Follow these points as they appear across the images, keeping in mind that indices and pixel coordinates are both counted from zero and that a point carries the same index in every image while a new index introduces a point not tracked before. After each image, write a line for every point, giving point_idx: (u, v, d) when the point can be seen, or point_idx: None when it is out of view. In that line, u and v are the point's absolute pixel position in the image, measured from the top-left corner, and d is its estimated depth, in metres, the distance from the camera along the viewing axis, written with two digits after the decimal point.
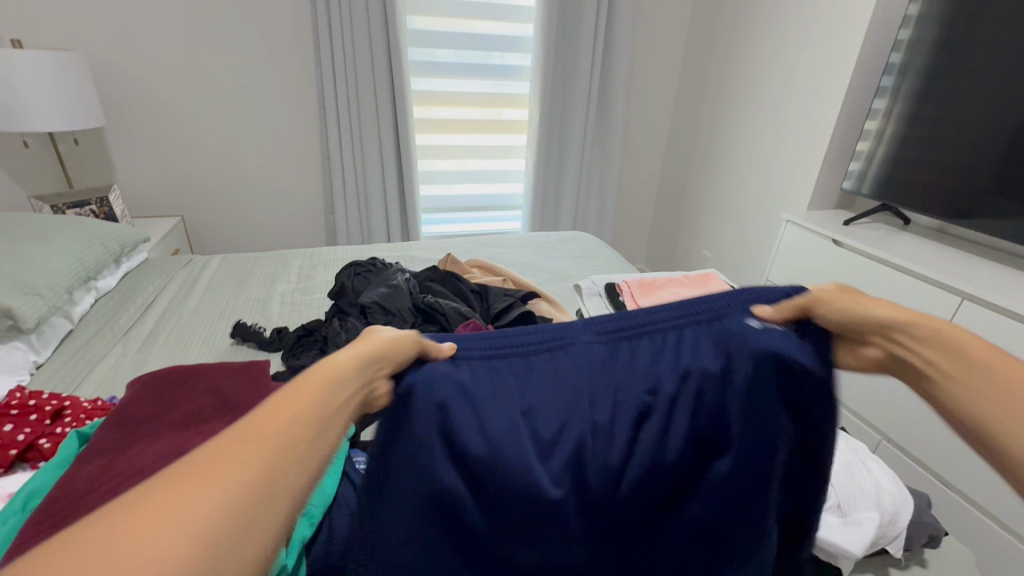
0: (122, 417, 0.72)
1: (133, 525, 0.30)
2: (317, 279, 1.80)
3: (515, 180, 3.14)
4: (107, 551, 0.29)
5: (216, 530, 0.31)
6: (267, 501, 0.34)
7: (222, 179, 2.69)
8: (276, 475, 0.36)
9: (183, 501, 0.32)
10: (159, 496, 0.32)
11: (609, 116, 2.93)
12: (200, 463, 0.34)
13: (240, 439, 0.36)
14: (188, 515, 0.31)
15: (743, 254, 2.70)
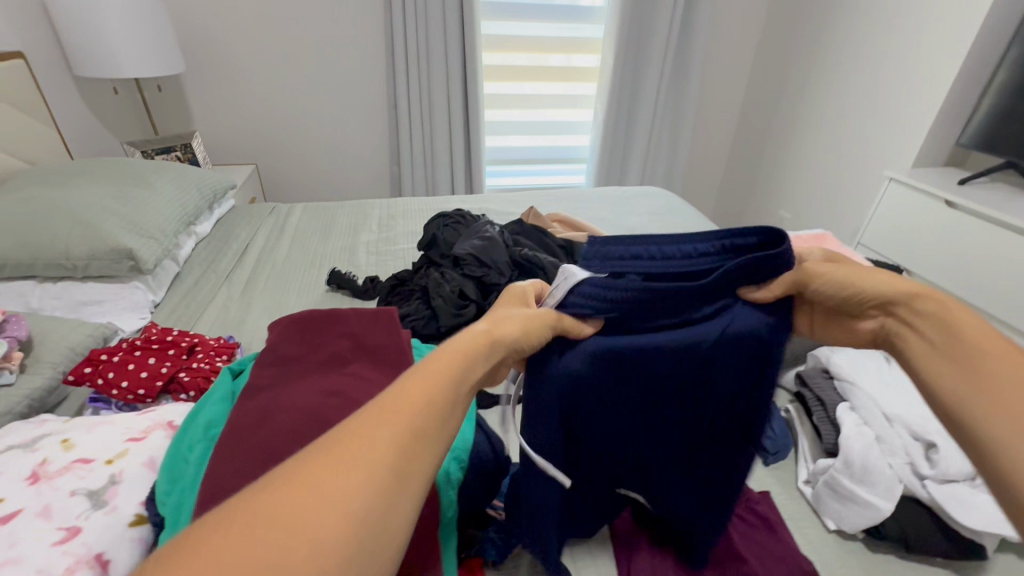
0: (269, 353, 0.76)
1: (302, 498, 0.33)
2: (399, 229, 1.81)
3: (582, 132, 3.01)
4: (259, 527, 0.32)
5: (360, 509, 0.34)
6: (418, 475, 0.39)
7: (292, 128, 2.71)
8: (411, 451, 0.39)
9: (344, 477, 0.35)
10: (317, 466, 0.35)
11: (688, 62, 2.73)
12: (352, 431, 0.38)
13: (368, 428, 0.38)
14: (356, 485, 0.35)
15: (829, 214, 2.53)
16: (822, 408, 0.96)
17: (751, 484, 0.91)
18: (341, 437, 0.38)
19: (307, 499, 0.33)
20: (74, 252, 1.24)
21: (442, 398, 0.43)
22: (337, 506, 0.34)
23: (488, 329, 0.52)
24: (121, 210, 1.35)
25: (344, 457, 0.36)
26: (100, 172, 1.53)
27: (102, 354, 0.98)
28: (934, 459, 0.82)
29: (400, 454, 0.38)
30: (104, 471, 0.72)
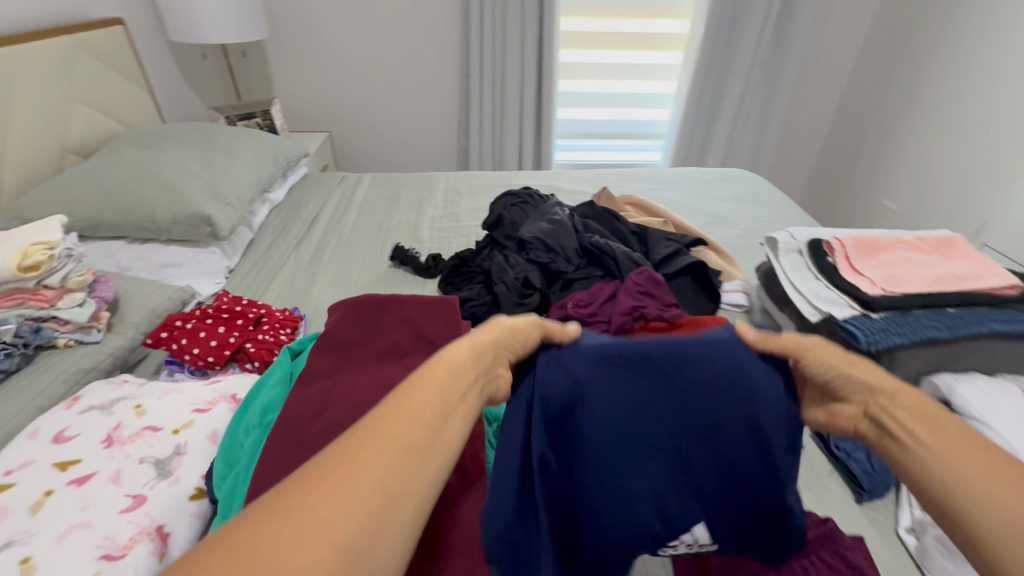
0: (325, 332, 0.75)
1: (289, 535, 0.35)
2: (463, 206, 1.76)
3: (662, 106, 2.79)
4: (278, 523, 0.36)
5: (366, 507, 0.38)
6: (405, 504, 0.40)
7: (365, 96, 2.71)
8: (414, 461, 0.43)
9: (330, 511, 0.37)
10: (293, 498, 0.37)
11: (791, 29, 2.43)
12: (335, 465, 0.40)
13: (378, 433, 0.43)
14: (343, 524, 0.37)
15: (946, 209, 2.20)
16: None
17: (841, 526, 0.79)
18: (323, 471, 0.40)
19: (321, 493, 0.38)
20: (159, 215, 1.29)
21: (413, 424, 0.44)
22: (347, 502, 0.38)
23: (468, 349, 0.53)
24: (202, 176, 1.40)
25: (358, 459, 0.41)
26: (185, 136, 1.59)
27: (178, 319, 1.01)
28: None
29: (380, 493, 0.39)
30: (170, 440, 0.73)
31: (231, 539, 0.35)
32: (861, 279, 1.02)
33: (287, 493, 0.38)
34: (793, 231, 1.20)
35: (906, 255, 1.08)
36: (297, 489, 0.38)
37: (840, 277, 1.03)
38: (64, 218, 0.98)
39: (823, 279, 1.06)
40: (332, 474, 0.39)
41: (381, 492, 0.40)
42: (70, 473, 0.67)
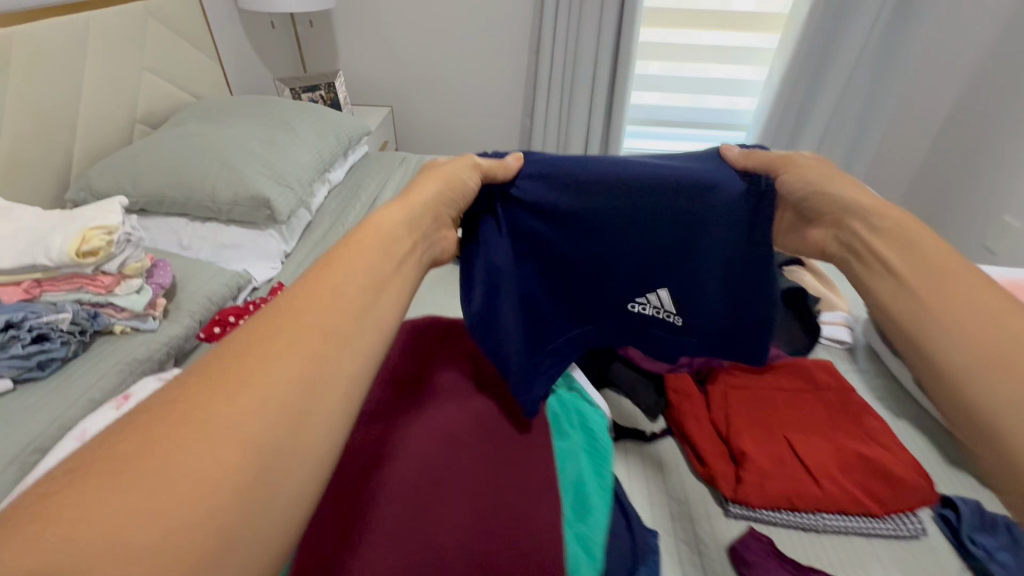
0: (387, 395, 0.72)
1: (190, 442, 0.36)
2: None
3: (749, 95, 2.53)
4: (180, 404, 0.38)
5: (269, 402, 0.40)
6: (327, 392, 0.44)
7: (430, 72, 2.61)
8: (333, 351, 0.46)
9: (242, 411, 0.39)
10: (198, 398, 0.39)
11: (915, 12, 2.10)
12: (236, 376, 0.41)
13: (296, 319, 0.47)
14: (253, 418, 0.39)
15: None
16: None
17: None
18: (222, 374, 0.41)
19: (234, 375, 0.41)
20: (220, 195, 1.26)
21: (336, 321, 0.48)
22: (270, 376, 0.42)
23: (399, 219, 0.62)
24: (264, 155, 1.35)
25: (265, 350, 0.43)
26: (251, 112, 1.55)
27: (232, 314, 0.97)
28: None
29: (282, 395, 0.41)
30: None
31: (136, 450, 0.35)
32: None
33: (205, 386, 0.40)
34: None
35: None
36: (202, 391, 0.39)
37: None
38: (125, 200, 0.95)
39: None
40: (249, 354, 0.43)
41: (294, 388, 0.42)
42: None
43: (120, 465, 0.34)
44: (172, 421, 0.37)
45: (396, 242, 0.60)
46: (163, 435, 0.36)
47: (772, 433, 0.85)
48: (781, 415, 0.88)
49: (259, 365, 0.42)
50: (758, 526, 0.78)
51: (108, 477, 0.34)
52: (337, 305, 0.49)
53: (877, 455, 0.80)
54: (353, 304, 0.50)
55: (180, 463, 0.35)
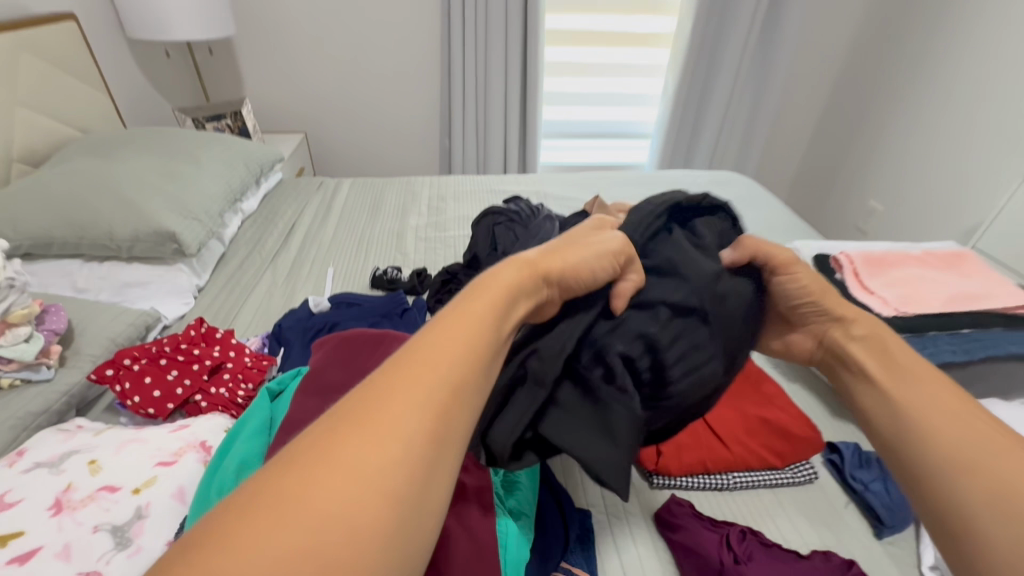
0: (309, 373, 0.69)
1: (317, 504, 0.37)
2: (450, 213, 1.68)
3: (648, 106, 2.71)
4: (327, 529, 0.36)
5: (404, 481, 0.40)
6: (448, 451, 0.44)
7: (340, 99, 2.58)
8: (440, 422, 0.44)
9: (338, 482, 0.38)
10: (343, 445, 0.40)
11: (780, 32, 2.37)
12: (349, 438, 0.41)
13: (389, 414, 0.42)
14: (400, 461, 0.41)
15: (933, 220, 2.17)
16: None
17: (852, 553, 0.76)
18: (357, 420, 0.42)
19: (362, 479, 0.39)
20: (118, 233, 1.19)
21: (431, 381, 0.46)
22: (382, 468, 0.40)
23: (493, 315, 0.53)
24: (167, 187, 1.29)
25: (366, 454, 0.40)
26: (150, 143, 1.49)
27: (128, 355, 0.89)
28: None
29: (427, 468, 0.42)
30: (131, 501, 0.65)
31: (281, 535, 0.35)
32: (873, 295, 0.99)
33: (358, 421, 0.42)
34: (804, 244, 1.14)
35: (914, 268, 1.07)
36: (330, 438, 0.41)
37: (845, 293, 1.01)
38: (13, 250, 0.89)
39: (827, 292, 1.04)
40: (360, 446, 0.41)
41: (425, 450, 0.42)
42: (12, 548, 0.58)
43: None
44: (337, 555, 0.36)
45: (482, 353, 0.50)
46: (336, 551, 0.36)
47: None
48: None
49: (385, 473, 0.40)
50: (679, 493, 0.86)
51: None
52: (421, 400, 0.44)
53: (773, 416, 0.91)
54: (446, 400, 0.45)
55: (293, 524, 0.35)
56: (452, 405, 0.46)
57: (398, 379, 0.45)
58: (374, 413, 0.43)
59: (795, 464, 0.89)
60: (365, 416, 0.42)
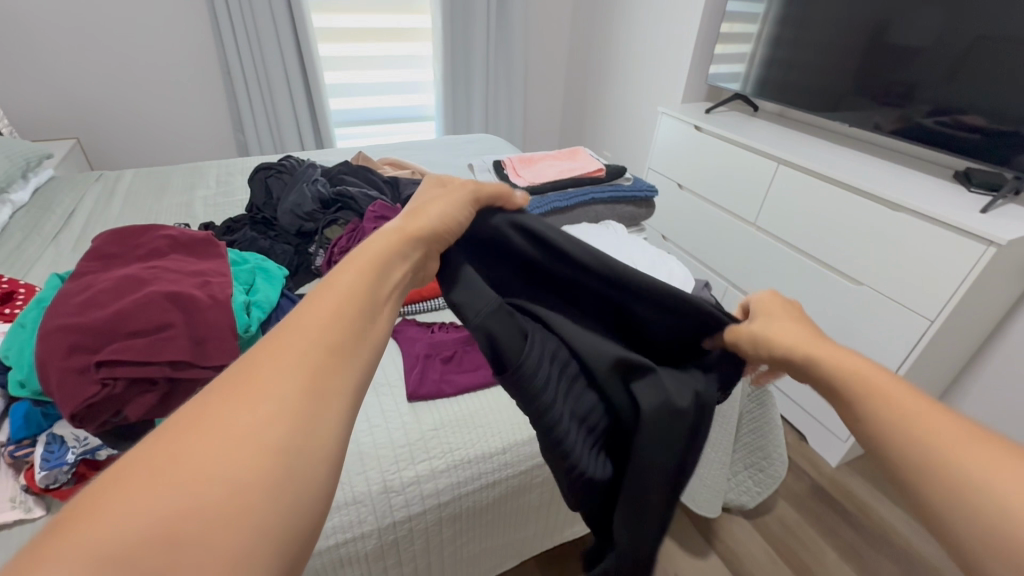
0: (90, 250, 0.95)
1: (193, 492, 0.33)
2: (237, 183, 1.92)
3: (424, 91, 3.18)
4: (200, 494, 0.33)
5: (273, 441, 0.37)
6: (329, 406, 0.41)
7: (113, 102, 2.58)
8: (322, 374, 0.42)
9: (215, 468, 0.34)
10: (210, 421, 0.37)
11: (511, 26, 2.99)
12: (228, 405, 0.38)
13: (250, 382, 0.40)
14: (272, 413, 0.38)
15: (636, 155, 2.98)
16: None
17: None
18: (234, 390, 0.39)
19: (225, 434, 0.36)
20: None
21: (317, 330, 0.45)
22: (245, 418, 0.37)
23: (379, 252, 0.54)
24: None
25: (236, 409, 0.38)
26: None
27: None
28: None
29: (306, 420, 0.39)
30: None
31: (139, 498, 0.32)
32: (519, 178, 1.54)
33: (235, 375, 0.40)
34: (486, 159, 1.73)
35: (553, 162, 1.64)
36: (210, 420, 0.37)
37: (506, 179, 1.55)
38: None
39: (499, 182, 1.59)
40: (239, 394, 0.39)
41: (308, 390, 0.41)
42: None
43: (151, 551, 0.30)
44: (208, 516, 0.33)
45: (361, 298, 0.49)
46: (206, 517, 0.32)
47: None
48: None
49: (260, 436, 0.37)
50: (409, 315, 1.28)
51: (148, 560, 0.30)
52: (296, 357, 0.42)
53: None
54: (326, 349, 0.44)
55: (178, 480, 0.33)
56: (339, 345, 0.45)
57: (278, 359, 0.42)
58: (264, 374, 0.40)
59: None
60: (253, 368, 0.41)
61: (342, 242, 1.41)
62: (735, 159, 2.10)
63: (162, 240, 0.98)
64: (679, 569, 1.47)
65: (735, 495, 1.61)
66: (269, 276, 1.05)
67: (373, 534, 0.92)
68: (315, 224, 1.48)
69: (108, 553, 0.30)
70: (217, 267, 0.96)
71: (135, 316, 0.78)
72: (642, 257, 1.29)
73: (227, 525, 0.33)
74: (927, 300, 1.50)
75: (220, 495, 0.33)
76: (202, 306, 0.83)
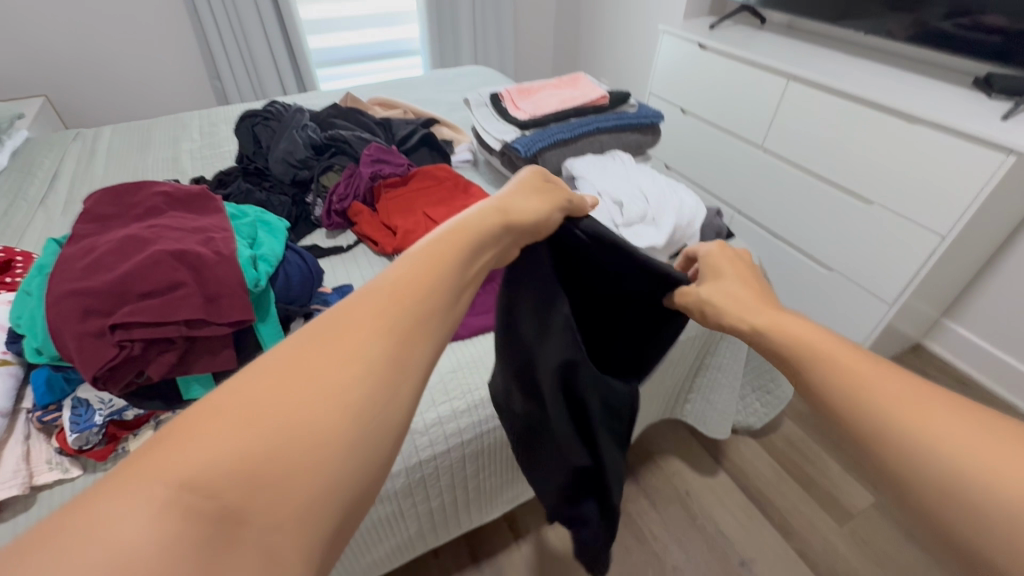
0: (84, 211, 0.92)
1: (282, 431, 0.32)
2: (222, 134, 1.84)
3: (408, 21, 2.97)
4: (278, 445, 0.32)
5: (355, 408, 0.35)
6: (408, 380, 0.38)
7: (77, 53, 2.41)
8: (405, 345, 0.39)
9: (305, 412, 0.33)
10: (297, 367, 0.35)
11: None
12: (321, 359, 0.36)
13: (341, 337, 0.38)
14: (362, 371, 0.36)
15: (637, 80, 2.83)
16: None
17: None
18: (327, 344, 0.37)
19: (309, 386, 0.34)
20: None
21: (409, 300, 0.42)
22: (336, 377, 0.35)
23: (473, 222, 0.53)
24: None
25: (323, 357, 0.36)
26: None
27: None
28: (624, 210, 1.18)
29: (385, 391, 0.37)
30: None
31: (213, 438, 0.31)
32: (518, 111, 1.46)
33: (326, 326, 0.38)
34: (481, 92, 1.63)
35: (552, 91, 1.55)
36: (296, 361, 0.36)
37: (505, 113, 1.48)
38: None
39: (497, 117, 1.51)
40: (328, 346, 0.37)
41: (392, 359, 0.38)
42: None
43: (214, 496, 0.29)
44: (275, 471, 0.31)
45: (447, 264, 0.47)
46: (276, 471, 0.31)
47: (415, 212, 1.33)
48: (423, 203, 1.37)
49: (341, 395, 0.35)
50: None
51: (207, 507, 0.29)
52: (383, 320, 0.40)
53: (474, 201, 1.36)
54: (409, 315, 0.41)
55: (259, 426, 0.32)
56: (425, 320, 0.42)
57: (373, 307, 0.40)
58: (355, 329, 0.38)
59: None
60: (344, 317, 0.39)
61: (341, 190, 1.37)
62: (742, 77, 1.99)
63: (158, 197, 0.94)
64: (691, 486, 1.55)
65: (743, 418, 1.66)
66: (274, 227, 1.02)
67: (401, 475, 0.96)
68: (311, 171, 1.42)
69: (201, 475, 0.29)
70: (218, 223, 0.92)
71: (143, 276, 0.76)
72: (651, 186, 1.25)
73: (294, 483, 0.31)
74: (940, 216, 1.46)
75: (292, 451, 0.32)
76: (210, 262, 0.81)
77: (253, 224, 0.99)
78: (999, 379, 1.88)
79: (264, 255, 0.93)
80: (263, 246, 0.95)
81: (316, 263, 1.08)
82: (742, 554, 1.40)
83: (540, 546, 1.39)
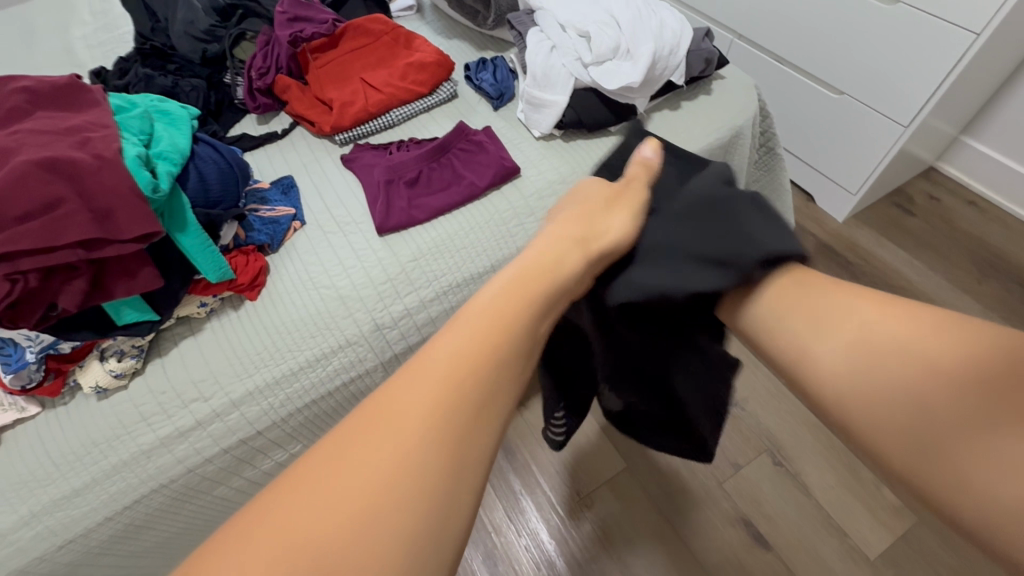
0: None
1: (350, 524, 0.33)
2: (117, 12, 1.53)
3: None
4: (341, 527, 0.33)
5: (421, 480, 0.35)
6: (476, 444, 0.37)
7: None
8: (471, 407, 0.38)
9: (377, 497, 0.34)
10: (356, 445, 0.36)
11: None
12: (379, 432, 0.37)
13: (398, 404, 0.38)
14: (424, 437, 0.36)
15: None
16: (520, 37, 1.10)
17: (477, 127, 1.07)
18: (382, 412, 0.38)
19: (368, 462, 0.35)
20: None
21: (483, 356, 0.40)
22: (394, 449, 0.35)
23: (562, 247, 0.50)
24: None
25: (383, 425, 0.37)
26: None
27: None
28: (591, 45, 0.99)
29: (455, 460, 0.36)
30: None
31: (284, 518, 0.33)
32: None
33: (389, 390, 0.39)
34: None
35: None
36: (353, 435, 0.37)
37: None
38: None
39: None
40: (386, 415, 0.37)
41: (459, 428, 0.37)
42: None
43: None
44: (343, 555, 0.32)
45: (522, 306, 0.44)
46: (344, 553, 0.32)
47: (353, 81, 1.14)
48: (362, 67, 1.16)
49: (405, 469, 0.35)
50: (363, 141, 1.10)
51: None
52: (446, 382, 0.39)
53: (418, 56, 1.14)
54: (473, 374, 0.39)
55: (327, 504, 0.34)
56: (501, 375, 0.40)
57: (421, 373, 0.40)
58: (416, 394, 0.38)
59: (440, 87, 1.16)
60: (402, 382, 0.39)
61: (261, 63, 1.15)
62: None
63: (17, 96, 0.77)
64: None
65: None
66: (175, 119, 0.86)
67: (379, 369, 0.92)
68: (221, 44, 1.19)
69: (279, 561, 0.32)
70: (98, 120, 0.76)
71: (13, 197, 0.64)
72: (624, 7, 1.03)
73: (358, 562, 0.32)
74: (975, 7, 1.21)
75: (358, 528, 0.33)
76: (90, 169, 0.67)
77: (147, 118, 0.84)
78: (1015, 193, 1.75)
79: (165, 154, 0.79)
80: (163, 142, 0.81)
81: (238, 154, 0.93)
82: (735, 396, 1.43)
83: (541, 412, 1.43)
